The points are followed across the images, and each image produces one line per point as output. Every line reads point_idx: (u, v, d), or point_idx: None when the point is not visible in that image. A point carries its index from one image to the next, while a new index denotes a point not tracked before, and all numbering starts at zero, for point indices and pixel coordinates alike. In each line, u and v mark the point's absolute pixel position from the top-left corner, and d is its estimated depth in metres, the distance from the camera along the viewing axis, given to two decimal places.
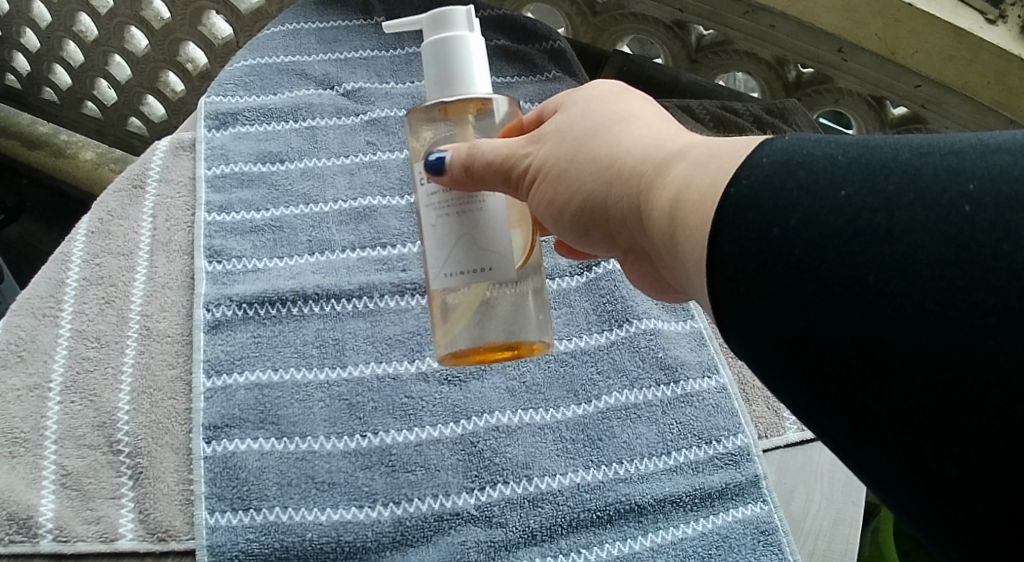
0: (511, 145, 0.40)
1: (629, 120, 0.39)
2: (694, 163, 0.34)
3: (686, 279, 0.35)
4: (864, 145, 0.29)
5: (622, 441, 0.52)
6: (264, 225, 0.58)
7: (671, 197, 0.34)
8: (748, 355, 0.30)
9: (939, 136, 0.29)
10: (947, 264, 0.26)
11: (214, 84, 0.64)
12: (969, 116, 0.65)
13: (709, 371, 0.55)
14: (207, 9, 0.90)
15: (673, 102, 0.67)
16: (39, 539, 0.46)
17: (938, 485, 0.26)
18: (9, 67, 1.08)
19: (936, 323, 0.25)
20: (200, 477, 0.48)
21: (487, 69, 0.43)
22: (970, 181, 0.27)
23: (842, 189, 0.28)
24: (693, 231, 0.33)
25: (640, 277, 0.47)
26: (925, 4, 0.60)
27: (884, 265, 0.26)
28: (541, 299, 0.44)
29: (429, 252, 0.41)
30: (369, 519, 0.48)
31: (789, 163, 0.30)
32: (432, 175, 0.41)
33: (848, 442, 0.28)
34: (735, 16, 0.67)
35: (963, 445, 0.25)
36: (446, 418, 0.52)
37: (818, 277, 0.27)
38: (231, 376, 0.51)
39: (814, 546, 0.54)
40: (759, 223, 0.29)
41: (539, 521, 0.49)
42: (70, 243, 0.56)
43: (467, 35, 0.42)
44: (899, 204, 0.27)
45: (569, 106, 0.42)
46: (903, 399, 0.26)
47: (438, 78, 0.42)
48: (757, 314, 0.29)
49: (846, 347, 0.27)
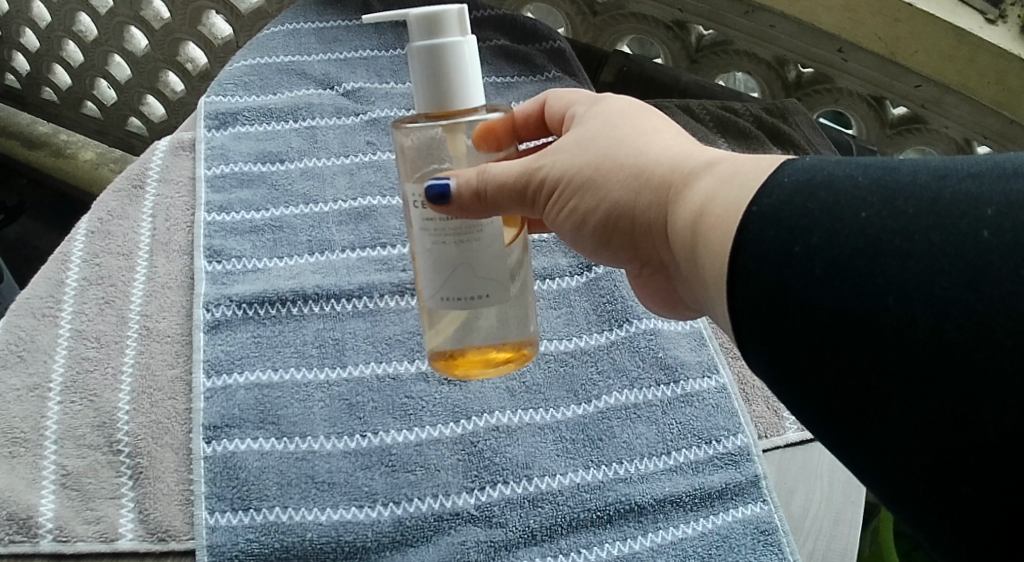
0: (527, 159, 0.41)
1: (648, 134, 0.40)
2: (718, 179, 0.35)
3: (705, 296, 0.35)
4: (884, 166, 0.30)
5: (622, 441, 0.52)
6: (264, 225, 0.58)
7: (694, 213, 0.35)
8: (766, 371, 0.30)
9: (957, 158, 0.30)
10: (966, 288, 0.26)
11: (215, 84, 0.64)
12: (969, 116, 0.66)
13: (709, 371, 0.55)
14: (207, 9, 0.90)
15: (673, 102, 0.67)
16: (39, 539, 0.46)
17: (956, 503, 0.26)
18: (9, 67, 1.08)
19: (955, 346, 0.26)
20: (200, 477, 0.48)
21: (480, 78, 0.41)
22: (989, 205, 0.27)
23: (862, 210, 0.28)
24: (714, 248, 0.33)
25: (648, 290, 0.48)
26: (925, 3, 0.61)
27: (904, 287, 0.27)
28: (531, 310, 0.44)
29: (424, 274, 0.41)
30: (369, 519, 0.48)
31: (810, 183, 0.30)
32: (434, 202, 0.39)
33: (865, 459, 0.28)
34: (735, 16, 0.68)
35: (983, 465, 0.25)
36: (446, 418, 0.52)
37: (839, 296, 0.28)
38: (231, 376, 0.51)
39: (814, 545, 0.54)
40: (781, 242, 0.29)
41: (539, 521, 0.49)
42: (70, 243, 0.56)
43: (460, 38, 0.40)
44: (919, 226, 0.27)
45: (586, 119, 0.42)
46: (924, 418, 0.26)
47: (427, 83, 0.40)
48: (778, 331, 0.29)
49: (868, 366, 0.27)
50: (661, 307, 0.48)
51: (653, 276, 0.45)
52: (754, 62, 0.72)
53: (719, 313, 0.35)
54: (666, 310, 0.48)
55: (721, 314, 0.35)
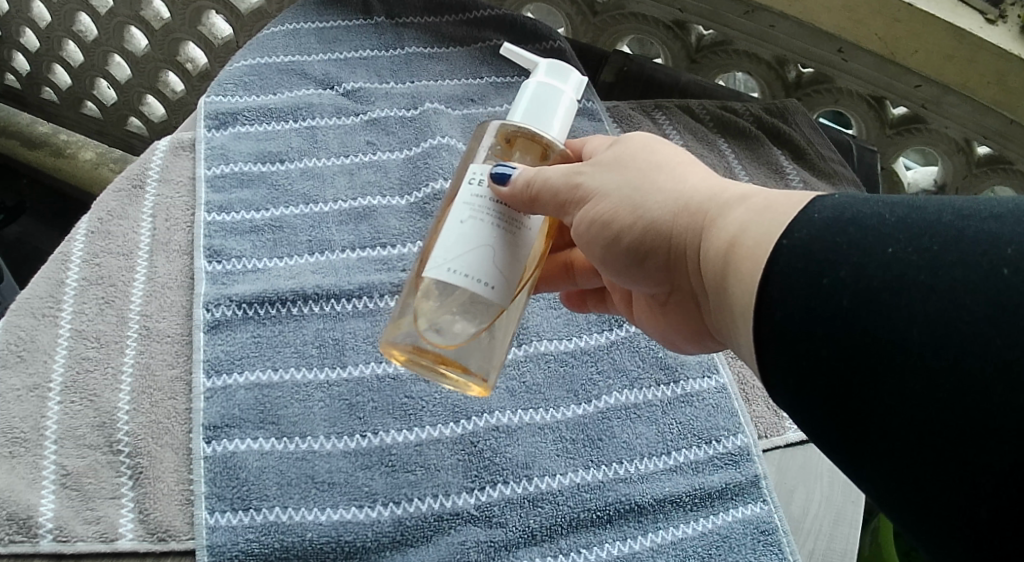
0: (571, 167, 0.42)
1: (681, 164, 0.41)
2: (750, 212, 0.35)
3: (732, 324, 0.36)
4: (910, 204, 0.30)
5: (622, 441, 0.52)
6: (264, 225, 0.58)
7: (725, 243, 0.35)
8: (791, 396, 0.30)
9: (982, 198, 0.29)
10: (986, 321, 0.26)
11: (214, 84, 0.64)
12: (969, 116, 0.66)
13: (709, 371, 0.56)
14: (207, 9, 0.89)
15: (673, 102, 0.68)
16: (39, 539, 0.46)
17: (972, 529, 0.26)
18: (9, 67, 1.08)
19: (976, 377, 0.26)
20: (200, 477, 0.48)
21: (568, 126, 0.44)
22: (1009, 244, 0.27)
23: (889, 246, 0.28)
24: (745, 278, 0.33)
25: (672, 325, 0.47)
26: (924, 3, 0.60)
27: (927, 319, 0.27)
28: (506, 341, 0.44)
29: (442, 241, 0.40)
30: (369, 519, 0.48)
31: (840, 219, 0.30)
32: (493, 183, 0.41)
33: (885, 486, 0.28)
34: (735, 16, 0.68)
35: (999, 492, 0.25)
36: (447, 418, 0.52)
37: (863, 327, 0.28)
38: (231, 376, 0.51)
39: (815, 545, 0.53)
40: (810, 274, 0.29)
41: (539, 521, 0.49)
42: (70, 243, 0.56)
43: (573, 94, 0.44)
44: (943, 263, 0.27)
45: (625, 142, 0.43)
46: (947, 448, 0.26)
47: (529, 109, 0.44)
48: (802, 358, 0.29)
49: (889, 394, 0.27)
50: (684, 342, 0.48)
51: (679, 306, 0.45)
52: (754, 62, 0.72)
53: (744, 341, 0.35)
54: (689, 345, 0.48)
55: (745, 342, 0.35)
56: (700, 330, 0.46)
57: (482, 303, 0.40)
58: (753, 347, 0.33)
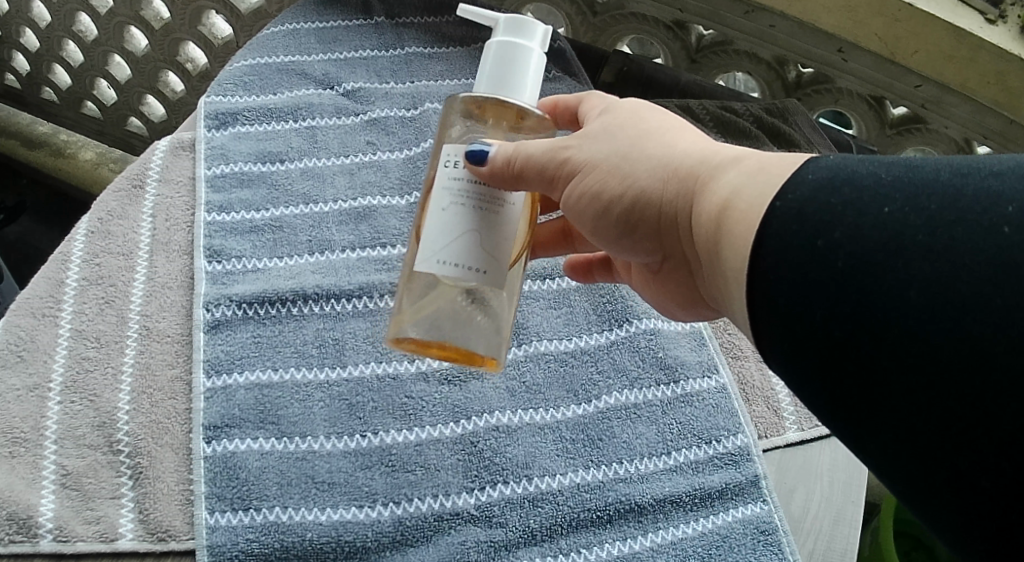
0: (556, 141, 0.41)
1: (673, 130, 0.41)
2: (743, 174, 0.35)
3: (726, 291, 0.36)
4: (906, 164, 0.30)
5: (622, 441, 0.52)
6: (264, 225, 0.58)
7: (717, 206, 0.35)
8: (785, 364, 0.30)
9: (977, 157, 0.30)
10: (988, 282, 0.26)
11: (214, 84, 0.64)
12: (969, 115, 0.66)
13: (709, 371, 0.56)
14: (207, 9, 0.89)
15: (674, 102, 0.67)
16: (39, 539, 0.46)
17: (974, 498, 0.26)
18: (8, 67, 1.08)
19: (977, 339, 0.26)
20: (200, 477, 0.48)
21: (539, 84, 0.44)
22: (1010, 203, 0.27)
23: (886, 206, 0.28)
24: (738, 244, 0.33)
25: (667, 292, 0.48)
26: (924, 3, 0.60)
27: (926, 281, 0.27)
28: (507, 316, 0.43)
29: (427, 231, 0.40)
30: (369, 519, 0.48)
31: (834, 179, 0.30)
32: (470, 164, 0.40)
33: (884, 455, 0.28)
34: (735, 15, 0.68)
35: (1001, 459, 0.25)
36: (447, 418, 0.52)
37: (860, 290, 0.28)
38: (231, 376, 0.51)
39: (815, 546, 0.53)
40: (804, 237, 0.29)
41: (539, 521, 0.49)
42: (69, 243, 0.56)
43: (537, 49, 0.43)
44: (942, 223, 0.27)
45: (610, 111, 0.42)
46: (948, 414, 0.26)
47: (495, 77, 0.43)
48: (798, 321, 0.29)
49: (887, 359, 0.27)
50: (680, 310, 0.48)
51: (675, 272, 0.45)
52: (754, 62, 0.72)
53: (738, 307, 0.35)
54: (685, 313, 0.48)
55: (738, 307, 0.35)
56: (693, 296, 0.46)
57: (476, 288, 0.40)
58: (746, 312, 0.33)
